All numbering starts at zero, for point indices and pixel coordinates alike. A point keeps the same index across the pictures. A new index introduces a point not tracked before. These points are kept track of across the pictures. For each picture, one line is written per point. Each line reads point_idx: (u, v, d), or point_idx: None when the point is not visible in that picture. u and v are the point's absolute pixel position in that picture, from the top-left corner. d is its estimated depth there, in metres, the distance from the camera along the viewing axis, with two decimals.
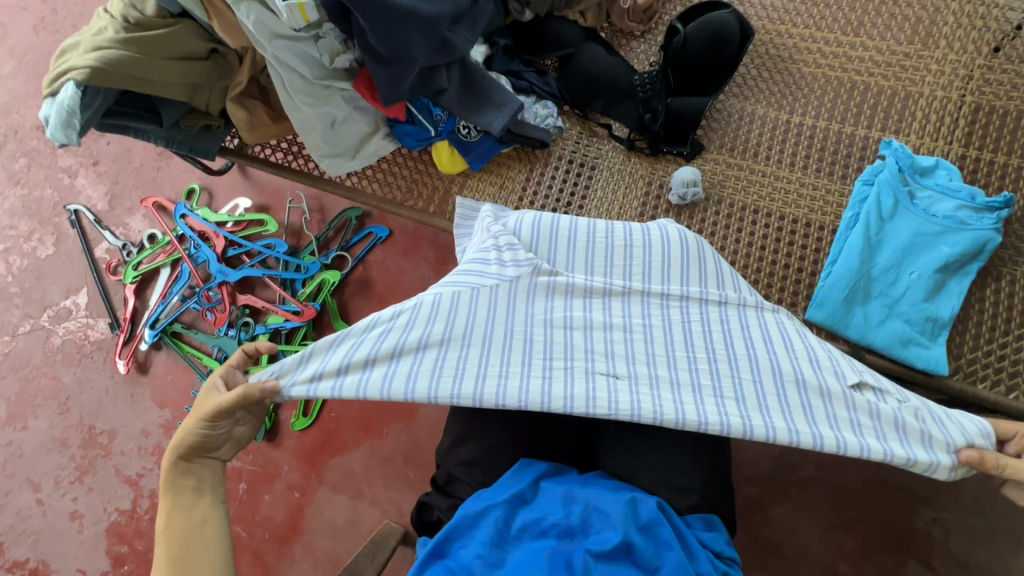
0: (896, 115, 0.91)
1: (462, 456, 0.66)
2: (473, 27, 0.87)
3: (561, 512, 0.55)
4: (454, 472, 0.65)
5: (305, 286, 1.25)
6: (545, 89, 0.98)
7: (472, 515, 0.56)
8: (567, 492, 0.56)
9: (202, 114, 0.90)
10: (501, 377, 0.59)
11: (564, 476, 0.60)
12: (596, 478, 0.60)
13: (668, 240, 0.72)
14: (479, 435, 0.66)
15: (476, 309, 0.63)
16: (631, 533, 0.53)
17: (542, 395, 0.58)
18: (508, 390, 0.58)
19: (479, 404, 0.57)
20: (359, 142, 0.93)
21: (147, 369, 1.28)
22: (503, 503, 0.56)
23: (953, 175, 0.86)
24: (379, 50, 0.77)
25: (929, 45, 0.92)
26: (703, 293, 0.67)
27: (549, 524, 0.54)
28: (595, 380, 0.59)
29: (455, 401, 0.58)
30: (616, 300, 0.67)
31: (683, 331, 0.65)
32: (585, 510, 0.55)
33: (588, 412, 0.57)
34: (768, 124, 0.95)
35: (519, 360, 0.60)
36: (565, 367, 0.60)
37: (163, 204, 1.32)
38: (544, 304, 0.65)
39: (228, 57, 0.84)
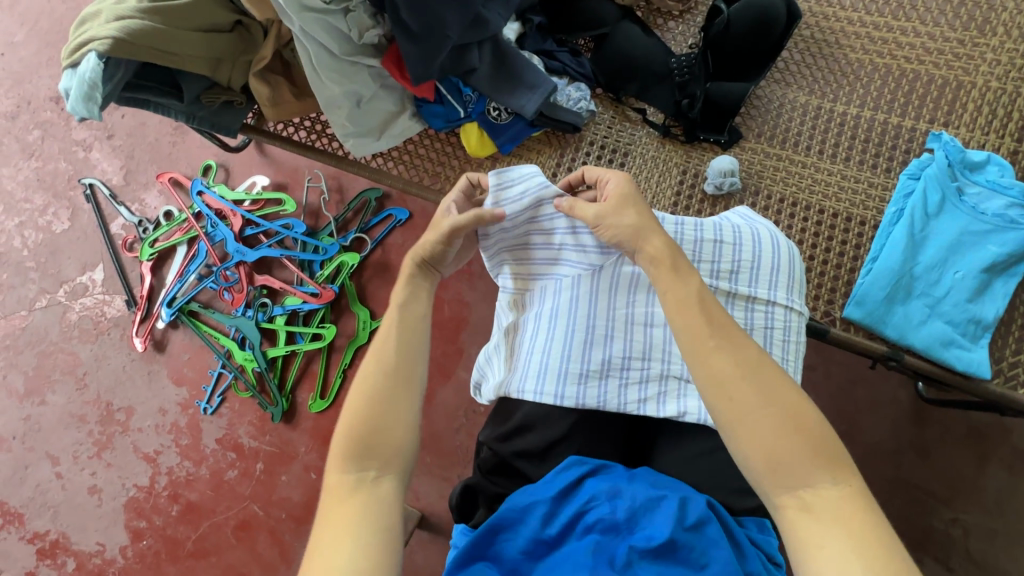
0: (947, 106, 0.87)
1: (518, 445, 0.65)
2: (507, 5, 0.83)
3: (606, 508, 0.54)
4: (512, 461, 0.64)
5: (322, 268, 1.24)
6: (579, 70, 0.93)
7: (517, 508, 0.56)
8: (612, 488, 0.55)
9: (223, 89, 0.86)
10: (582, 375, 0.65)
11: (610, 472, 0.58)
12: (643, 473, 0.58)
13: (760, 241, 0.70)
14: (542, 425, 0.65)
15: (566, 306, 0.68)
16: (675, 533, 0.51)
17: (618, 397, 0.64)
18: (589, 390, 0.64)
19: (562, 402, 0.65)
20: (384, 121, 0.89)
21: (164, 347, 1.27)
22: (548, 499, 0.56)
23: (1004, 171, 0.83)
24: (411, 25, 0.75)
25: (986, 32, 0.87)
26: (788, 301, 0.67)
27: (593, 519, 0.53)
28: (667, 382, 0.64)
29: (541, 398, 0.65)
30: None
31: (765, 338, 0.66)
32: (632, 507, 0.53)
33: (658, 413, 0.64)
34: (810, 112, 0.91)
35: (599, 360, 0.65)
36: (644, 368, 0.65)
37: (179, 180, 1.29)
38: (628, 302, 0.67)
39: (252, 30, 0.81)
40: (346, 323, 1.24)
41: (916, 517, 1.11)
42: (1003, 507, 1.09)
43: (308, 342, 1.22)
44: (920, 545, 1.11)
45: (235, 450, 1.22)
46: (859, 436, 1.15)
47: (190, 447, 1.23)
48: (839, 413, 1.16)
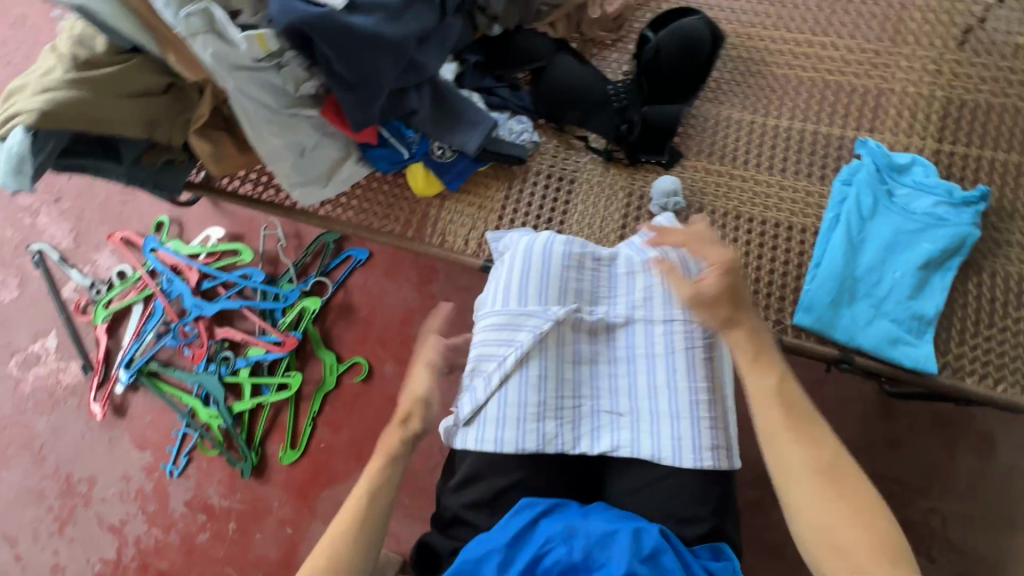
0: (871, 113, 0.91)
1: (467, 497, 0.64)
2: (442, 46, 0.84)
3: (563, 549, 0.55)
4: (460, 514, 0.63)
5: (284, 315, 1.22)
6: (519, 103, 0.96)
7: (476, 559, 0.56)
8: (568, 527, 0.57)
9: (163, 148, 0.86)
10: (518, 420, 0.65)
11: (564, 511, 0.59)
12: (597, 507, 0.60)
13: (676, 260, 0.70)
14: (489, 474, 0.64)
15: (499, 347, 0.67)
16: (633, 566, 0.53)
17: (554, 437, 0.65)
18: (526, 434, 0.64)
19: (501, 448, 0.64)
20: (330, 168, 0.89)
21: (124, 411, 1.23)
22: (503, 546, 0.56)
23: (929, 172, 0.87)
24: (345, 76, 0.75)
25: (898, 42, 0.92)
26: (708, 317, 0.67)
27: (550, 562, 0.55)
28: (599, 418, 0.67)
29: (480, 446, 0.65)
30: (620, 332, 0.71)
31: (687, 360, 0.66)
32: (587, 546, 0.55)
33: (592, 450, 0.66)
34: (744, 128, 0.94)
35: (535, 402, 0.65)
36: (576, 406, 0.67)
37: (131, 239, 1.27)
38: (557, 344, 0.69)
39: (188, 91, 0.80)
40: (312, 370, 1.22)
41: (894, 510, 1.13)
42: (975, 492, 1.11)
43: (274, 393, 1.19)
44: None
45: (206, 511, 1.18)
46: None
47: (158, 512, 1.19)
48: None
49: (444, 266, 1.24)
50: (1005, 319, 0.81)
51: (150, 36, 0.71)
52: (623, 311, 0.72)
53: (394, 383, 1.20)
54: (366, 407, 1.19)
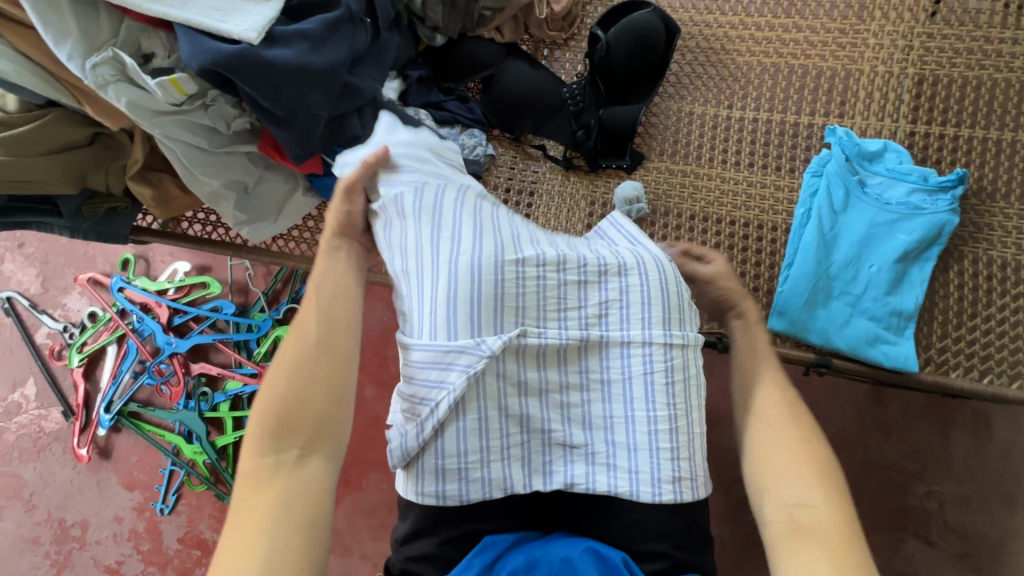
0: (839, 96, 0.87)
1: (417, 548, 0.60)
2: (379, 66, 0.81)
3: None
4: (409, 565, 0.60)
5: (259, 346, 1.20)
6: (469, 116, 0.91)
7: None
8: (530, 558, 0.56)
9: (105, 196, 0.84)
10: (460, 469, 0.59)
11: (529, 542, 0.59)
12: (559, 536, 0.60)
13: (632, 277, 0.63)
14: (435, 528, 0.60)
15: (428, 391, 0.60)
16: None
17: (503, 480, 0.60)
18: (469, 483, 0.59)
19: (444, 499, 0.60)
20: (281, 202, 0.86)
21: (109, 453, 1.23)
22: None
23: (903, 158, 0.82)
24: (275, 112, 0.71)
25: (865, 18, 0.86)
26: (668, 338, 0.62)
27: None
28: (551, 451, 0.62)
29: (422, 498, 0.60)
30: (573, 358, 0.63)
31: (644, 387, 0.61)
32: (552, 573, 0.55)
33: (545, 487, 0.61)
34: (707, 123, 0.89)
35: (478, 447, 0.59)
36: (524, 442, 0.61)
37: (97, 279, 1.24)
38: (497, 382, 0.60)
39: (117, 137, 0.77)
40: None
41: (890, 496, 1.11)
42: (972, 473, 1.09)
43: None
44: (899, 524, 1.10)
45: (199, 546, 1.18)
46: (822, 426, 1.14)
47: (153, 551, 1.19)
48: None
49: None
50: (988, 307, 0.77)
51: (64, 91, 0.67)
52: (575, 331, 0.63)
53: (375, 406, 1.18)
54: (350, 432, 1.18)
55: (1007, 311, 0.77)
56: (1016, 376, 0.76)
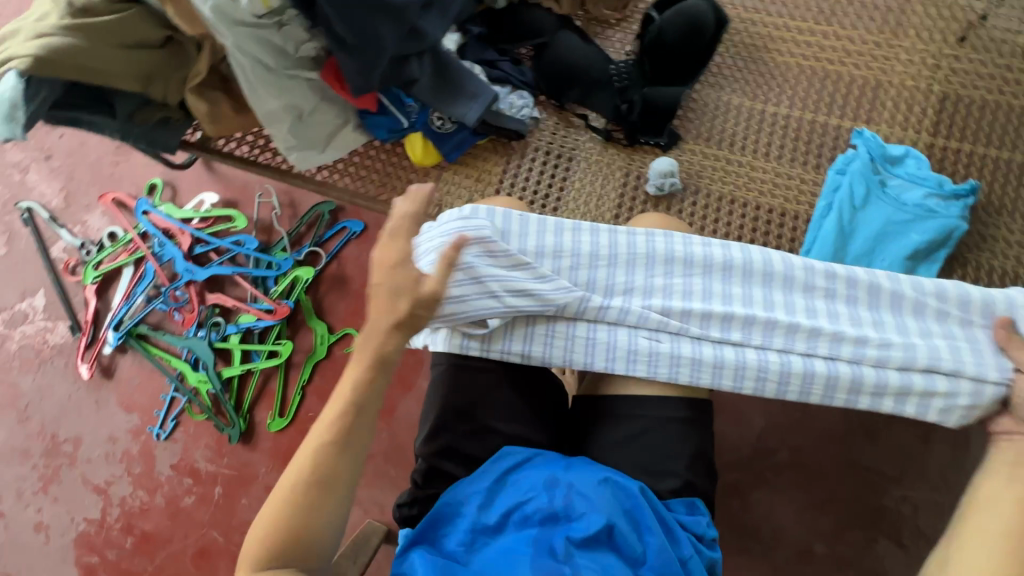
0: (867, 104, 0.92)
1: (437, 447, 0.65)
2: (443, 16, 0.83)
3: (544, 498, 0.57)
4: (434, 462, 0.65)
5: (276, 285, 1.22)
6: (521, 79, 0.95)
7: (460, 497, 0.59)
8: (550, 477, 0.58)
9: (159, 106, 0.84)
10: (548, 332, 0.66)
11: (547, 460, 0.61)
12: (580, 460, 0.61)
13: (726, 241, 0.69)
14: (455, 424, 0.66)
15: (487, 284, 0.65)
16: (614, 518, 0.55)
17: (585, 356, 0.65)
18: (555, 346, 0.66)
19: (527, 359, 0.66)
20: (329, 134, 0.89)
21: (112, 373, 1.23)
22: (485, 489, 0.59)
23: (922, 164, 0.87)
24: (346, 38, 0.74)
25: (898, 35, 0.93)
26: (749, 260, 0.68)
27: (532, 510, 0.56)
28: (637, 342, 0.65)
29: (507, 355, 0.66)
30: (664, 267, 0.68)
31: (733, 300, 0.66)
32: (568, 495, 0.56)
33: (626, 371, 0.65)
34: (743, 114, 0.94)
35: (567, 319, 0.66)
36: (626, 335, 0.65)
37: (123, 201, 1.26)
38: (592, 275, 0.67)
39: (186, 46, 0.79)
40: (303, 339, 1.22)
41: (869, 497, 1.15)
42: (947, 482, 1.14)
43: (264, 360, 1.20)
44: (874, 524, 1.15)
45: (192, 475, 1.19)
46: (812, 422, 1.19)
47: (144, 475, 1.19)
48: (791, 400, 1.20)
49: None
50: None
51: None
52: (667, 250, 0.68)
53: None
54: None
55: None
56: None
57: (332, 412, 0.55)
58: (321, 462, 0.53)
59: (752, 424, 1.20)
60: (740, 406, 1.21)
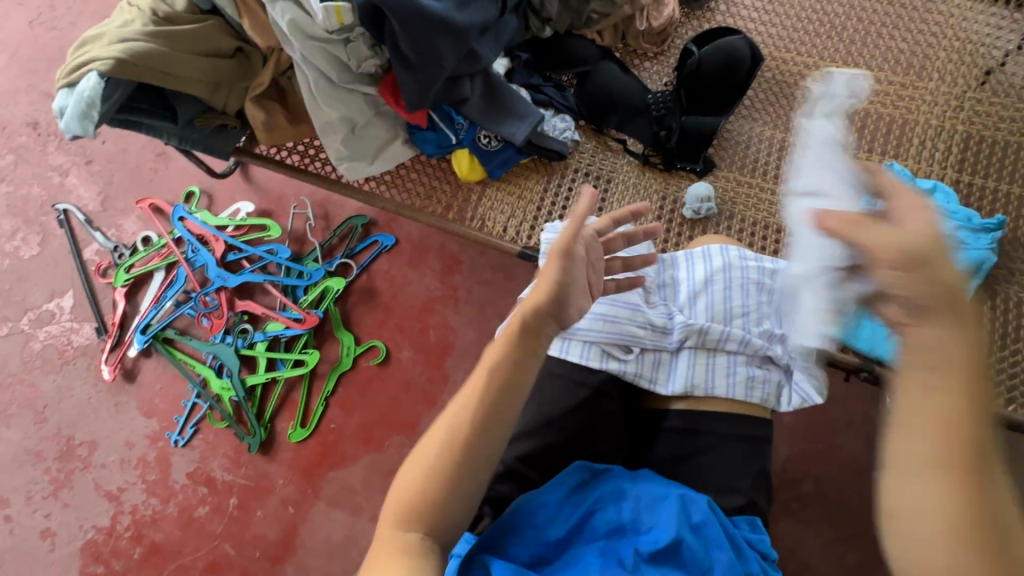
0: (895, 140, 0.96)
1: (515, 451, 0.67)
2: (497, 40, 0.88)
3: (613, 510, 0.57)
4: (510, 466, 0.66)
5: (306, 294, 1.23)
6: (564, 103, 1.00)
7: (529, 507, 0.58)
8: (618, 489, 0.58)
9: (218, 112, 0.87)
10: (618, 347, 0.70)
11: (616, 477, 0.60)
12: (648, 473, 0.61)
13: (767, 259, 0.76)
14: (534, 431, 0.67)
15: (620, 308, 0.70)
16: (683, 532, 0.53)
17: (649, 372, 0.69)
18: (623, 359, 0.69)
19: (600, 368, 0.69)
20: (378, 147, 0.92)
21: (134, 377, 1.22)
22: (554, 501, 0.58)
23: (951, 199, 0.90)
24: (409, 55, 0.78)
25: (922, 77, 0.98)
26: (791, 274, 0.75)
27: (601, 523, 0.56)
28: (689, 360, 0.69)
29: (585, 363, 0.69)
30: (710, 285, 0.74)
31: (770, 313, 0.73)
32: (637, 508, 0.56)
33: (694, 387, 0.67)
34: (775, 145, 0.98)
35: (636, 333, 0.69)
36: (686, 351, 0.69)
37: (161, 207, 1.28)
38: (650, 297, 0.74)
39: (252, 57, 0.83)
40: (329, 350, 1.22)
41: None
42: None
43: (289, 368, 1.19)
44: None
45: (207, 484, 1.16)
46: (837, 453, 1.18)
47: (159, 482, 1.17)
48: (815, 430, 1.19)
49: (469, 259, 1.25)
50: (1015, 342, 0.85)
51: (230, 1, 0.75)
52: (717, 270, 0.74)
53: (410, 370, 1.20)
54: (380, 392, 1.20)
55: None
56: None
57: (453, 401, 0.57)
58: (444, 444, 0.55)
59: (776, 452, 1.19)
60: None
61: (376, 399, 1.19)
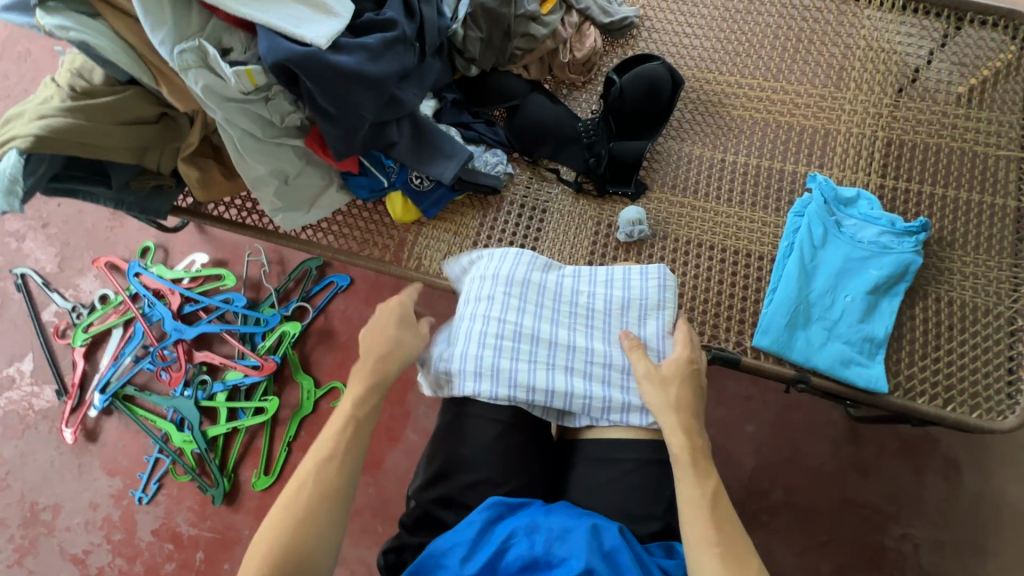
0: (818, 151, 0.99)
1: (433, 496, 0.70)
2: (420, 84, 0.90)
3: (524, 544, 0.59)
4: (429, 514, 0.69)
5: (264, 340, 1.23)
6: (494, 138, 1.02)
7: (442, 548, 0.61)
8: (531, 523, 0.61)
9: (153, 175, 0.89)
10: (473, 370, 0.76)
11: (529, 510, 0.65)
12: (561, 506, 0.65)
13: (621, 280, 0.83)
14: (453, 474, 0.70)
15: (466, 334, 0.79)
16: (592, 561, 0.56)
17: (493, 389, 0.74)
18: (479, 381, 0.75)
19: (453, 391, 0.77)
20: (314, 195, 0.94)
21: (96, 436, 1.22)
22: (468, 541, 0.61)
23: (874, 205, 0.94)
24: (327, 108, 0.79)
25: (841, 88, 1.00)
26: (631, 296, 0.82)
27: (513, 557, 0.59)
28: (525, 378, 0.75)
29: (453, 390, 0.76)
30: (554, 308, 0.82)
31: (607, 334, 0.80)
32: (548, 540, 0.59)
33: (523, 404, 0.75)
34: (704, 163, 1.00)
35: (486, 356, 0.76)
36: (537, 368, 0.76)
37: (116, 264, 1.28)
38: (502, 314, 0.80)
39: (179, 120, 0.85)
40: (290, 395, 1.22)
41: (865, 536, 1.13)
42: (943, 517, 1.13)
43: (250, 417, 1.19)
44: (874, 565, 1.12)
45: (173, 540, 1.16)
46: (802, 460, 1.18)
47: (124, 542, 1.16)
48: (778, 439, 1.19)
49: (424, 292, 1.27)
50: (949, 341, 0.86)
51: (146, 70, 0.76)
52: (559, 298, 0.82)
53: None
54: None
55: (967, 347, 0.85)
56: (977, 406, 0.83)
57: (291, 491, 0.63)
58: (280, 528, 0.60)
59: (743, 464, 1.19)
60: (730, 446, 1.20)
61: None
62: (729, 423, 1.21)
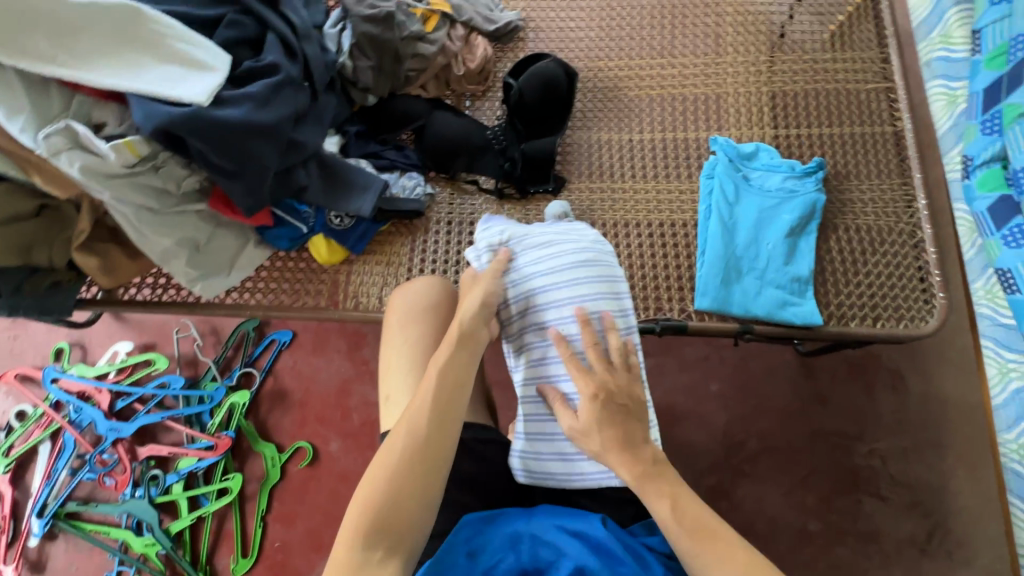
0: (713, 115, 1.04)
1: None
2: (319, 122, 0.88)
3: (511, 555, 0.58)
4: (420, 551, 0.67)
5: (213, 417, 1.16)
6: (407, 161, 1.00)
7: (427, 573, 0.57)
8: (513, 534, 0.60)
9: (46, 271, 0.82)
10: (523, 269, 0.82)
11: (508, 518, 0.63)
12: (541, 509, 0.64)
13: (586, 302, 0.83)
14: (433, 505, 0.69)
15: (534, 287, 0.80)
16: (582, 558, 0.56)
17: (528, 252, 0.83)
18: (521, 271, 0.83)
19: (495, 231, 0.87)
20: (232, 256, 0.90)
21: (43, 566, 1.11)
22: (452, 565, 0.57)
23: (772, 155, 1.01)
24: (224, 165, 0.75)
25: (721, 54, 1.07)
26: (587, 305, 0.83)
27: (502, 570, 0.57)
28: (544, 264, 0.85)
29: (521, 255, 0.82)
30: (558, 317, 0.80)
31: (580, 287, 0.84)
32: (534, 547, 0.58)
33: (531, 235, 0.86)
34: (614, 146, 1.04)
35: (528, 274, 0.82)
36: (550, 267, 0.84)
37: (26, 374, 1.18)
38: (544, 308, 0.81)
39: (62, 208, 0.79)
40: (253, 467, 1.15)
41: (840, 461, 1.20)
42: (901, 424, 1.21)
43: (214, 501, 1.12)
44: (853, 485, 1.18)
45: None
46: (768, 404, 1.24)
47: None
48: (742, 390, 1.25)
49: (372, 330, 1.23)
50: (865, 265, 0.92)
51: (10, 162, 0.71)
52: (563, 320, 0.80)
53: (343, 459, 1.16)
54: (318, 491, 1.14)
55: (883, 266, 0.92)
56: (901, 317, 0.89)
57: (421, 402, 0.63)
58: (414, 450, 0.60)
59: (715, 422, 1.23)
60: (700, 407, 1.24)
61: (315, 501, 1.13)
62: (694, 385, 1.26)
